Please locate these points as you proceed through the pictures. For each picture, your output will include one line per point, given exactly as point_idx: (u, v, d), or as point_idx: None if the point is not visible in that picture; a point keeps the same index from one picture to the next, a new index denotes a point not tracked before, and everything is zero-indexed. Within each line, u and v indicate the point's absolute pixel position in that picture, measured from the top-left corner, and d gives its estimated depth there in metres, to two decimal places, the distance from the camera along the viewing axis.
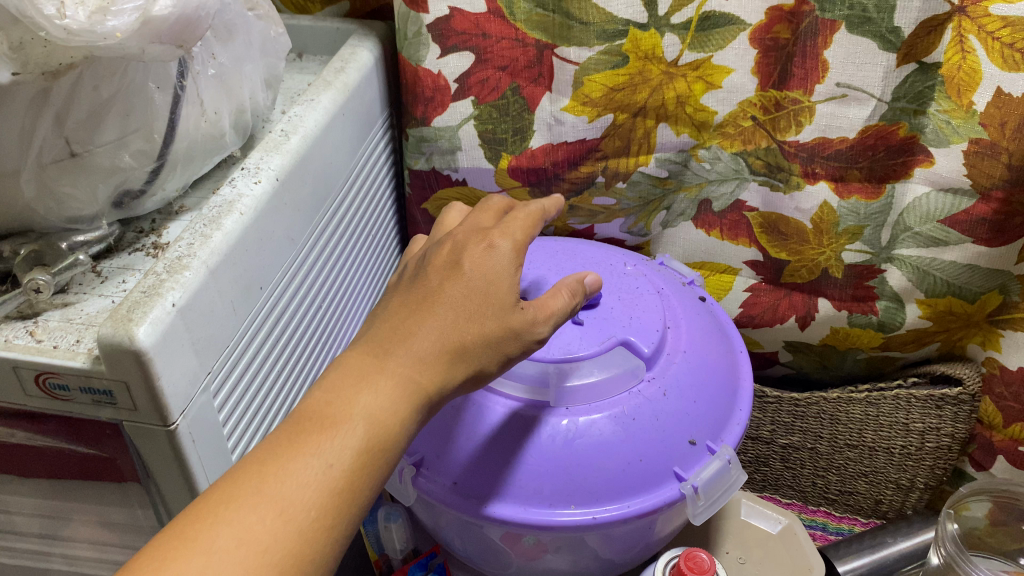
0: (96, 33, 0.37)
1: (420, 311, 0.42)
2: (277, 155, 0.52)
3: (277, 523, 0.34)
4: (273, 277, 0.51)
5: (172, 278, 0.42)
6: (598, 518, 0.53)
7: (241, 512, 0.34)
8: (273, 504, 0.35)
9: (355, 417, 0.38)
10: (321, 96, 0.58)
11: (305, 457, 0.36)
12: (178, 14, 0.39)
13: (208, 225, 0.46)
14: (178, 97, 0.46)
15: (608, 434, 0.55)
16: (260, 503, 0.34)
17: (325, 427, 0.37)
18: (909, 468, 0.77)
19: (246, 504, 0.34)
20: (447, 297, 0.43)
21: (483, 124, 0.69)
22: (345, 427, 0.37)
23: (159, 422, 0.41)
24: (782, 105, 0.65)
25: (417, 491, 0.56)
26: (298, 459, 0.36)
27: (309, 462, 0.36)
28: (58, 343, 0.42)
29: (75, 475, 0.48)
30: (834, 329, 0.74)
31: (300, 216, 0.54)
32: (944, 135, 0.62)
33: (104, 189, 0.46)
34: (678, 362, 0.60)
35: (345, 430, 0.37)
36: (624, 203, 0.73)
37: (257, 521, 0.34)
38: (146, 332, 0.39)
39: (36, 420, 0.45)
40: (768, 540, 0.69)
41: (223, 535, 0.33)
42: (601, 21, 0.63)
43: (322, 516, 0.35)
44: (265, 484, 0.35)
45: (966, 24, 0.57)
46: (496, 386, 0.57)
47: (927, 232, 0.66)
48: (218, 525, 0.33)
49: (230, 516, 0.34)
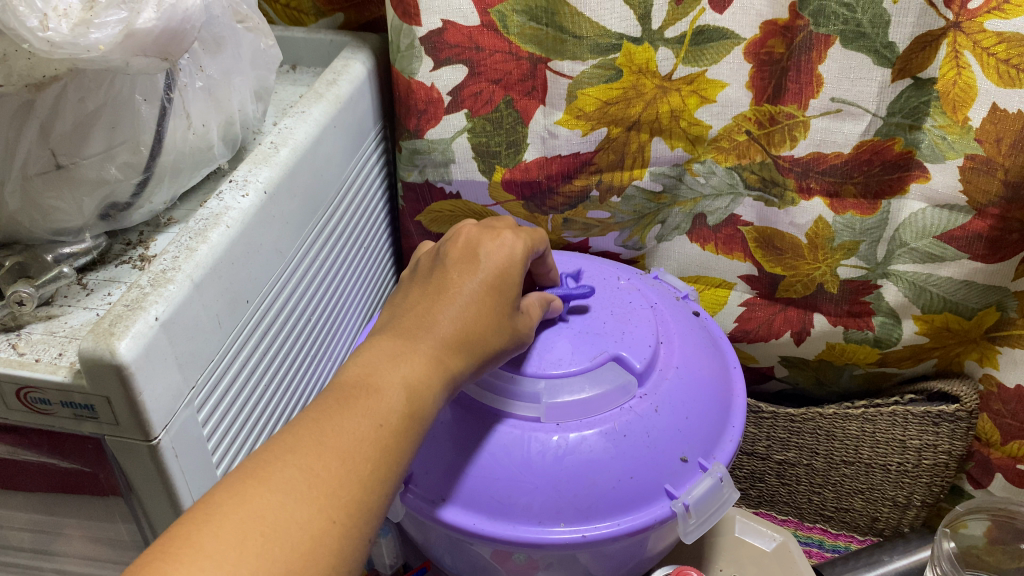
0: (80, 46, 0.37)
1: (445, 295, 0.46)
2: (265, 167, 0.51)
3: (334, 472, 0.36)
4: (261, 290, 0.50)
5: (156, 291, 0.42)
6: (588, 536, 0.52)
7: (301, 463, 0.36)
8: (330, 455, 0.37)
9: (397, 384, 0.41)
10: (312, 108, 0.57)
11: (354, 419, 0.39)
12: (163, 27, 0.39)
13: (194, 238, 0.46)
14: (165, 110, 0.45)
15: (598, 451, 0.54)
16: (317, 455, 0.37)
17: (370, 393, 0.40)
18: (906, 485, 0.76)
19: (306, 457, 0.37)
20: (466, 286, 0.47)
21: (477, 137, 0.68)
22: (390, 392, 0.40)
23: (141, 437, 0.41)
24: (777, 120, 0.64)
25: (406, 507, 0.55)
26: (348, 419, 0.39)
27: (358, 423, 0.39)
28: (40, 356, 0.42)
29: (55, 487, 0.48)
30: (830, 344, 0.74)
31: (289, 228, 0.54)
32: (939, 151, 0.61)
33: (90, 201, 0.46)
34: (670, 377, 0.59)
35: (391, 395, 0.40)
36: (617, 216, 0.72)
37: (317, 469, 0.36)
38: (128, 346, 0.39)
39: (19, 433, 0.44)
40: (762, 557, 0.68)
41: (289, 480, 0.35)
42: (594, 35, 0.62)
43: (373, 470, 0.38)
44: (320, 441, 0.37)
45: (960, 41, 0.57)
46: (487, 401, 0.57)
47: (923, 248, 0.65)
48: (282, 473, 0.36)
49: (291, 466, 0.36)
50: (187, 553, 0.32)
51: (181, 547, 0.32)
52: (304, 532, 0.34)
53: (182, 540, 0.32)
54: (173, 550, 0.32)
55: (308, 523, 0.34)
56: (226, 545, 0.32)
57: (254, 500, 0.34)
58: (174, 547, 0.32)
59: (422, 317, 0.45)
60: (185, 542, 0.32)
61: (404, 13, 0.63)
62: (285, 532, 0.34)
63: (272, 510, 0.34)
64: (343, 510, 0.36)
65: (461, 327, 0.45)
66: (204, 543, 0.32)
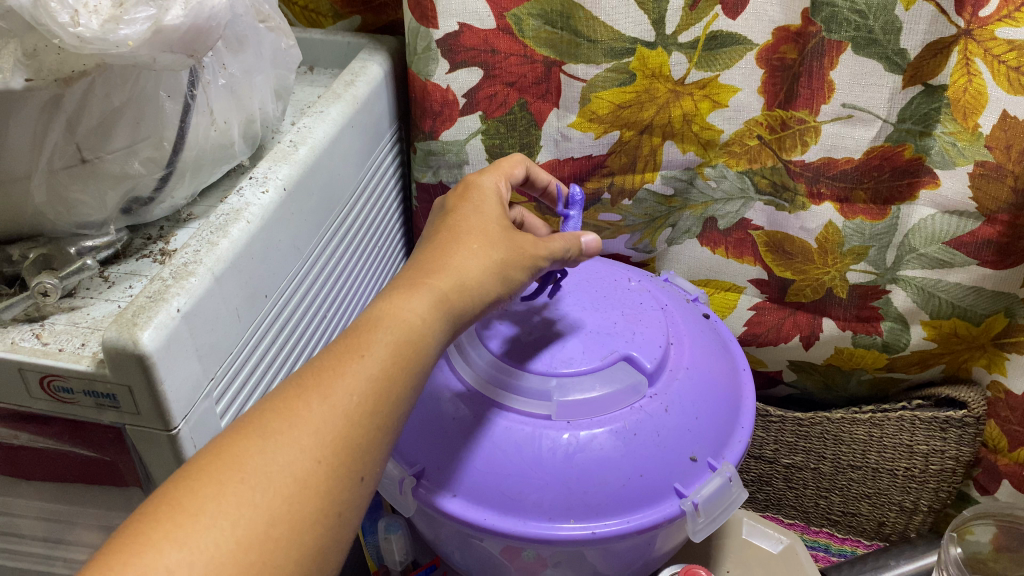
0: (109, 42, 0.38)
1: (455, 237, 0.47)
2: (284, 165, 0.52)
3: (347, 422, 0.36)
4: (278, 285, 0.51)
5: (178, 284, 0.43)
6: (597, 533, 0.53)
7: (316, 414, 0.36)
8: (341, 403, 0.37)
9: (406, 328, 0.40)
10: (330, 108, 0.58)
11: (364, 366, 0.38)
12: (189, 24, 0.40)
13: (215, 232, 0.47)
14: (188, 107, 0.46)
15: (608, 450, 0.55)
16: (330, 406, 0.36)
17: (378, 337, 0.39)
18: (913, 490, 0.77)
19: (318, 406, 0.36)
20: (470, 222, 0.49)
21: (490, 139, 0.69)
22: (399, 337, 0.40)
23: (161, 427, 0.42)
24: (788, 125, 0.65)
25: (418, 502, 0.56)
26: (359, 367, 0.38)
27: (370, 368, 0.38)
28: (64, 346, 0.42)
29: (79, 478, 0.49)
30: (838, 349, 0.74)
31: (307, 225, 0.54)
32: (949, 157, 0.62)
33: (113, 195, 0.47)
34: (681, 378, 0.60)
35: (400, 339, 0.40)
36: (628, 219, 0.73)
37: (333, 420, 0.36)
38: (151, 336, 0.39)
39: (40, 422, 0.45)
40: (769, 559, 0.69)
41: (304, 433, 0.35)
42: (609, 39, 0.63)
43: (384, 414, 0.38)
44: (331, 388, 0.37)
45: (972, 48, 0.57)
46: (499, 398, 0.58)
47: (932, 253, 0.66)
48: (297, 424, 0.35)
49: (308, 417, 0.36)
50: (208, 513, 0.32)
51: (198, 506, 0.32)
52: (321, 487, 0.35)
53: (199, 495, 0.32)
54: (193, 509, 0.32)
55: (325, 479, 0.35)
56: (246, 503, 0.33)
57: (267, 452, 0.34)
58: (193, 506, 0.32)
59: (435, 254, 0.46)
60: (204, 500, 0.32)
61: (421, 15, 0.64)
62: (302, 488, 0.34)
63: (285, 464, 0.34)
64: (359, 462, 0.36)
65: (474, 259, 0.46)
66: (223, 499, 0.32)
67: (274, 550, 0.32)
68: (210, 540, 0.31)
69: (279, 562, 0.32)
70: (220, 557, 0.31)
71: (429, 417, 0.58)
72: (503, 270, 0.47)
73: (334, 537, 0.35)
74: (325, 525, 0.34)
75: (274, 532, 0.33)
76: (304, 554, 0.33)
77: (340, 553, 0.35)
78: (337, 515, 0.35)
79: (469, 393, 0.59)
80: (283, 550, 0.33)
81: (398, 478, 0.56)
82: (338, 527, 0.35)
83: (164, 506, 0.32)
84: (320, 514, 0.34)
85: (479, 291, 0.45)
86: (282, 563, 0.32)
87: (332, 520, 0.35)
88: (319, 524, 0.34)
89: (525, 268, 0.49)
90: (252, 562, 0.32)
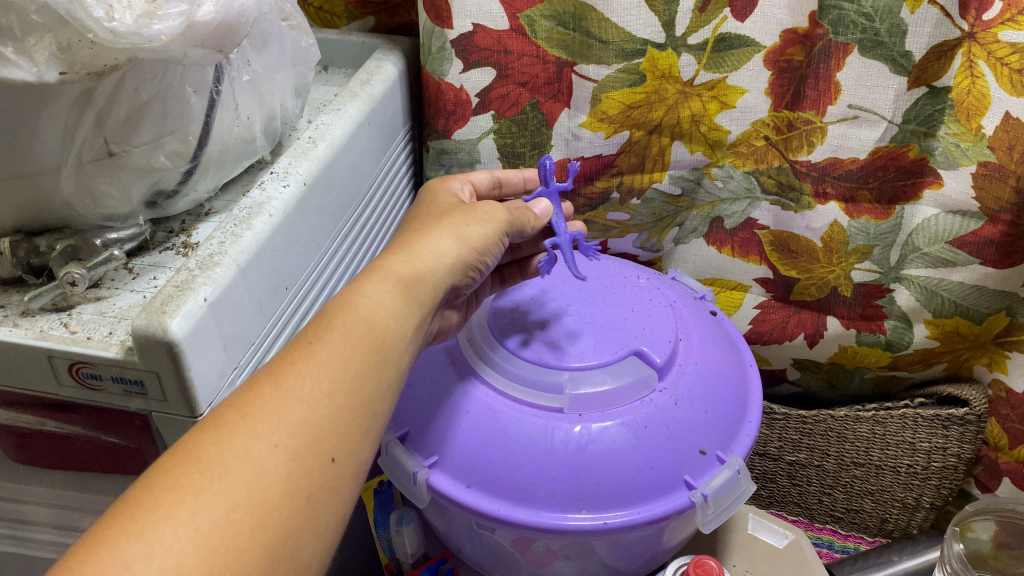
0: (142, 36, 0.39)
1: (416, 235, 0.49)
2: (304, 160, 0.53)
3: (304, 407, 0.37)
4: (297, 278, 0.52)
5: (204, 273, 0.43)
6: (608, 523, 0.53)
7: (269, 403, 0.36)
8: (295, 390, 0.37)
9: (359, 312, 0.42)
10: (347, 106, 0.60)
11: (315, 353, 0.39)
12: (220, 20, 0.41)
13: (239, 225, 0.48)
14: (213, 101, 0.47)
15: (620, 441, 0.56)
16: (283, 394, 0.37)
17: (332, 326, 0.40)
18: (915, 487, 0.78)
19: (271, 395, 0.37)
20: (425, 218, 0.52)
21: (502, 138, 0.70)
22: (352, 320, 0.41)
23: (187, 413, 0.43)
24: (795, 126, 0.66)
25: (432, 493, 0.57)
26: (311, 354, 0.39)
27: (322, 354, 0.39)
28: (92, 334, 0.43)
29: (102, 466, 0.50)
30: (842, 347, 0.75)
31: (325, 221, 0.56)
32: (953, 158, 0.63)
33: (138, 187, 0.48)
34: (690, 373, 0.61)
35: (352, 323, 0.41)
36: (636, 218, 0.74)
37: (288, 406, 0.36)
38: (179, 323, 0.40)
39: (67, 407, 0.46)
40: (775, 554, 0.70)
41: (258, 421, 0.36)
42: (620, 40, 0.64)
43: (344, 397, 0.38)
44: (283, 377, 0.38)
45: (975, 50, 0.58)
46: (511, 392, 0.59)
47: (935, 253, 0.67)
48: (250, 414, 0.36)
49: (262, 405, 0.36)
50: (164, 505, 0.32)
51: (155, 501, 0.32)
52: (284, 470, 0.35)
53: (155, 490, 0.32)
54: (150, 503, 0.32)
55: (286, 463, 0.35)
56: (204, 492, 0.33)
57: (221, 442, 0.34)
58: (150, 501, 0.32)
59: (394, 244, 0.49)
60: (159, 493, 0.32)
61: (436, 16, 0.64)
62: (259, 472, 0.34)
63: (242, 453, 0.34)
64: (324, 444, 0.37)
65: (427, 238, 0.48)
66: (179, 490, 0.32)
67: (239, 534, 0.32)
68: (170, 531, 0.31)
69: (246, 546, 0.32)
70: (181, 544, 0.31)
71: (439, 411, 0.59)
72: (457, 234, 0.50)
73: (305, 519, 0.35)
74: (293, 508, 0.34)
75: (236, 518, 0.33)
76: (272, 537, 0.33)
77: (317, 537, 0.35)
78: (306, 497, 0.35)
79: (481, 387, 0.60)
80: (248, 534, 0.33)
81: (413, 469, 0.57)
82: (309, 510, 0.35)
83: (121, 506, 0.32)
84: (285, 497, 0.34)
85: (438, 269, 0.47)
86: (248, 547, 0.32)
87: (301, 503, 0.35)
88: (285, 508, 0.34)
89: (483, 225, 0.51)
90: (215, 547, 0.31)
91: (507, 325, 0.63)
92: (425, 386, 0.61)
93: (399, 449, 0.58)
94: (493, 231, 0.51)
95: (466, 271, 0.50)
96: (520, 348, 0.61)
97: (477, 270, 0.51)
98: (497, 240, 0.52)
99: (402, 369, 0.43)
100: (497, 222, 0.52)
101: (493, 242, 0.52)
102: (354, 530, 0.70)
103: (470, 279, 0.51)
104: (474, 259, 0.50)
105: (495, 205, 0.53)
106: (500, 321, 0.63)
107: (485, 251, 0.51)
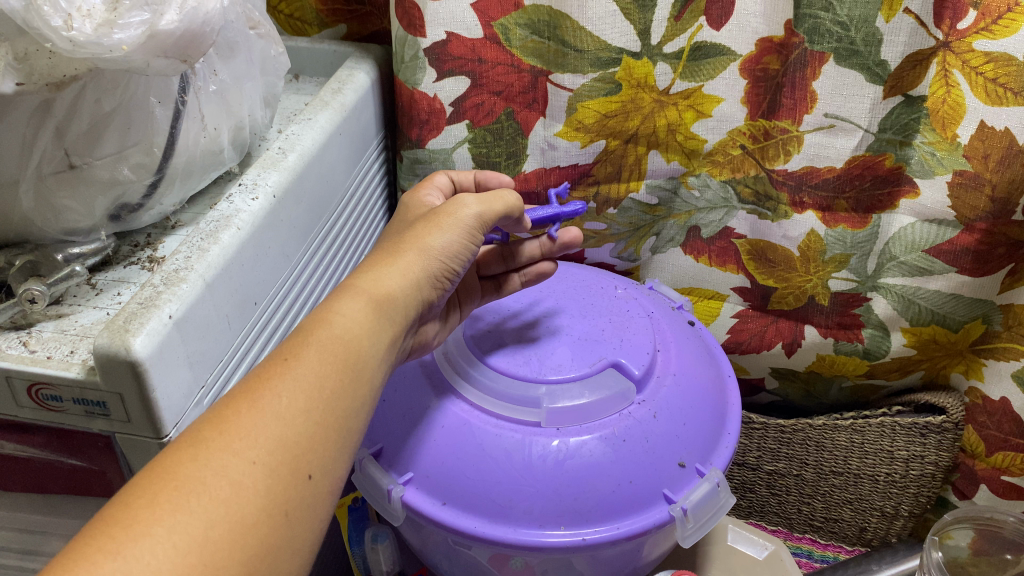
0: (103, 45, 0.38)
1: (387, 251, 0.47)
2: (274, 172, 0.52)
3: (280, 424, 0.35)
4: (267, 293, 0.51)
5: (170, 290, 0.42)
6: (587, 539, 0.52)
7: (246, 420, 0.34)
8: (272, 407, 0.35)
9: (332, 329, 0.40)
10: (318, 115, 0.58)
11: (290, 370, 0.37)
12: (184, 28, 0.40)
13: (206, 239, 0.46)
14: (178, 112, 0.46)
15: (598, 455, 0.55)
16: (261, 410, 0.35)
17: (307, 344, 0.38)
18: (894, 496, 0.77)
19: (248, 411, 0.35)
20: (392, 236, 0.50)
21: (477, 147, 0.70)
22: (326, 337, 0.39)
23: (153, 435, 0.41)
24: (771, 135, 0.66)
25: (408, 511, 0.55)
26: (286, 371, 0.37)
27: (296, 371, 0.37)
28: (52, 353, 0.42)
29: (68, 489, 0.48)
30: (820, 356, 0.75)
31: (294, 235, 0.54)
32: (929, 166, 0.63)
33: (101, 201, 0.46)
34: (668, 384, 0.60)
35: (327, 339, 0.39)
36: (613, 227, 0.74)
37: (265, 423, 0.35)
38: (142, 343, 0.39)
39: (30, 428, 0.45)
40: (754, 566, 0.69)
41: (235, 438, 0.34)
42: (595, 48, 0.63)
43: (319, 414, 0.36)
44: (259, 395, 0.36)
45: (950, 59, 0.58)
46: (488, 407, 0.58)
47: (912, 261, 0.67)
48: (227, 431, 0.34)
49: (238, 422, 0.34)
50: (142, 522, 0.30)
51: (132, 518, 0.30)
52: (262, 487, 0.33)
53: (132, 506, 0.30)
54: (127, 520, 0.30)
55: (264, 481, 0.33)
56: (182, 509, 0.31)
57: (198, 460, 0.32)
58: (126, 518, 0.30)
59: (363, 262, 0.47)
60: (137, 509, 0.30)
61: (409, 24, 0.63)
62: (238, 489, 0.32)
63: (219, 470, 0.32)
64: (301, 460, 0.35)
65: (395, 255, 0.46)
66: (157, 507, 0.30)
67: (218, 552, 0.30)
68: (147, 547, 0.29)
69: (225, 563, 0.31)
70: (159, 562, 0.29)
71: (416, 427, 0.58)
72: (422, 249, 0.47)
73: (283, 536, 0.33)
74: (271, 525, 0.33)
75: (214, 535, 0.31)
76: (251, 554, 0.32)
77: (296, 552, 0.34)
78: (283, 514, 0.33)
79: (459, 402, 0.59)
80: (228, 552, 0.31)
81: (388, 487, 0.55)
82: (286, 527, 0.33)
83: (98, 524, 0.30)
84: (265, 513, 0.33)
85: (408, 286, 0.45)
86: (226, 564, 0.31)
87: (278, 520, 0.33)
88: (264, 524, 0.32)
89: (446, 231, 0.49)
90: (193, 564, 0.30)
91: (489, 339, 0.62)
92: (400, 402, 0.60)
93: (372, 466, 0.57)
94: (462, 241, 0.49)
95: (436, 283, 0.48)
96: (502, 358, 0.60)
97: (447, 279, 0.49)
98: (463, 247, 0.50)
99: (376, 386, 0.41)
100: (465, 227, 0.50)
101: (459, 248, 0.49)
102: (327, 547, 0.68)
103: (441, 290, 0.49)
104: (441, 269, 0.48)
105: (460, 202, 0.51)
106: (479, 335, 0.62)
107: (453, 259, 0.49)
